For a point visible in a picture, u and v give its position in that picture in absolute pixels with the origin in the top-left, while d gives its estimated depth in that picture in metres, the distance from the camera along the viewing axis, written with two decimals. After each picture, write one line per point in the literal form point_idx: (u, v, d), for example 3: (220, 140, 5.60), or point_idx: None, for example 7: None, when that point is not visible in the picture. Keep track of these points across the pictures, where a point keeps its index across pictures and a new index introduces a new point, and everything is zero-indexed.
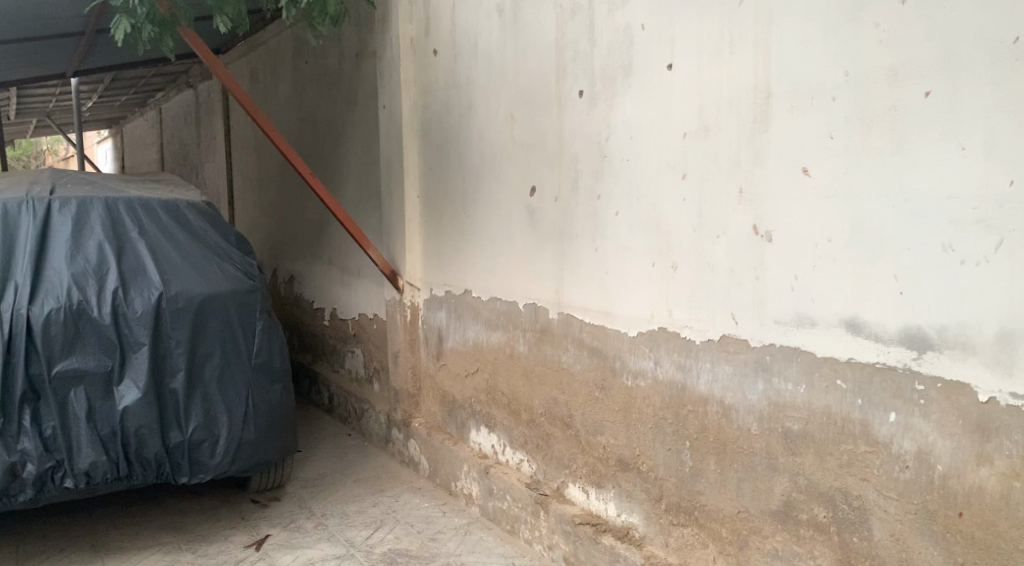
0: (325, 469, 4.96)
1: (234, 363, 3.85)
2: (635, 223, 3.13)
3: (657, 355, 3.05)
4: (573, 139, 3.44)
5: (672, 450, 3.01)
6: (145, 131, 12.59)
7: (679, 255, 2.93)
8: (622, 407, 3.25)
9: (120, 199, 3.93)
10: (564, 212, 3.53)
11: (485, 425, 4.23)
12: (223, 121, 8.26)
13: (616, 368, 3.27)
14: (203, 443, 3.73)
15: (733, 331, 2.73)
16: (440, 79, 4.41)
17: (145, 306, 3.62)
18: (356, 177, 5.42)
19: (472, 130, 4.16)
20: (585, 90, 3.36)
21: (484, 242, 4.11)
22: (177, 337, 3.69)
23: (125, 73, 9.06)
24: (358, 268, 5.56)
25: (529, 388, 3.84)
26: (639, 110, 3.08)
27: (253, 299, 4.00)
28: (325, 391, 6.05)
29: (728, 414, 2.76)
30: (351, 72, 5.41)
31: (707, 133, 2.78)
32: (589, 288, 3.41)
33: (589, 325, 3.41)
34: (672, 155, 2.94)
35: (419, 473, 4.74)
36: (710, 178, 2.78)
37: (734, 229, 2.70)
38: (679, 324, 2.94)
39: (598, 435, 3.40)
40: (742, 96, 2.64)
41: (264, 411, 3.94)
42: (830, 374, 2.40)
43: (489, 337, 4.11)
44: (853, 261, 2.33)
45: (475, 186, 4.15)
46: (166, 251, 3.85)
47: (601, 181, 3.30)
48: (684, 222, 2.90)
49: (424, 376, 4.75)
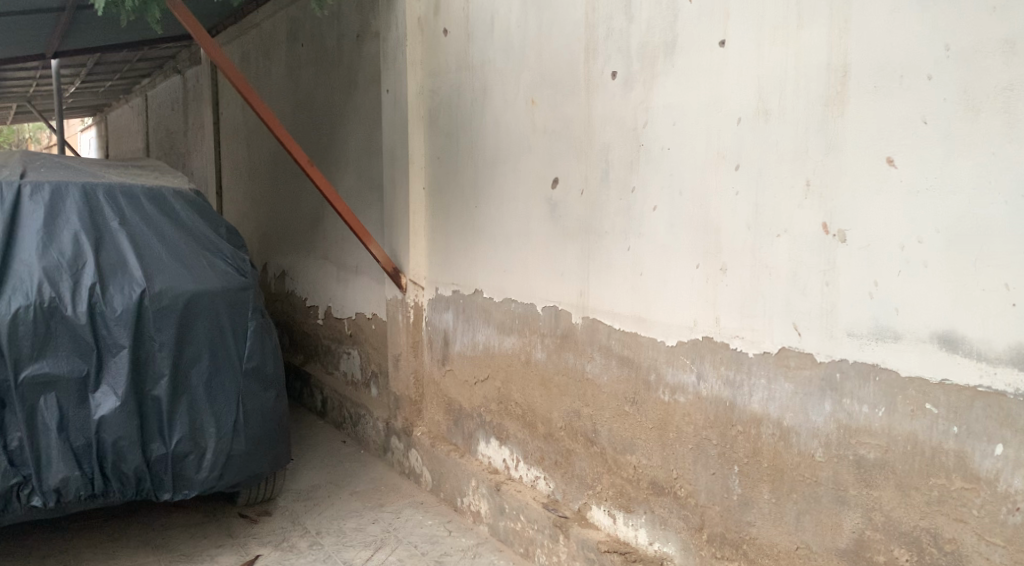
0: (319, 480, 4.61)
1: (224, 369, 3.51)
2: (676, 219, 2.80)
3: (701, 368, 2.72)
4: (604, 126, 3.11)
5: (717, 474, 2.68)
6: (131, 120, 12.19)
7: (730, 256, 2.60)
8: (656, 425, 2.92)
9: (99, 186, 3.56)
10: (590, 207, 3.20)
11: (495, 437, 3.89)
12: (212, 109, 7.87)
13: (650, 381, 2.94)
14: (188, 456, 3.39)
15: (794, 344, 2.41)
16: (450, 60, 4.07)
17: (126, 305, 3.27)
18: (355, 168, 5.07)
19: (485, 116, 3.82)
20: (620, 70, 3.02)
21: (497, 238, 3.77)
22: (161, 339, 3.34)
23: (110, 58, 8.66)
24: (356, 264, 5.21)
25: (547, 399, 3.51)
26: (684, 93, 2.75)
27: (245, 297, 3.65)
28: (318, 394, 5.71)
29: (787, 438, 2.44)
30: (351, 55, 5.06)
31: (768, 117, 2.46)
32: (619, 291, 3.08)
33: (619, 331, 3.08)
34: (723, 144, 2.61)
35: (421, 486, 4.41)
36: (771, 169, 2.46)
37: (799, 227, 2.38)
38: (727, 335, 2.62)
39: (628, 454, 3.07)
40: (812, 75, 2.33)
41: (255, 421, 3.60)
42: (917, 397, 2.10)
43: (502, 342, 3.77)
44: (950, 266, 2.03)
45: (489, 177, 3.80)
46: (150, 244, 3.49)
47: (636, 172, 2.97)
48: (737, 219, 2.57)
49: (428, 382, 4.41)
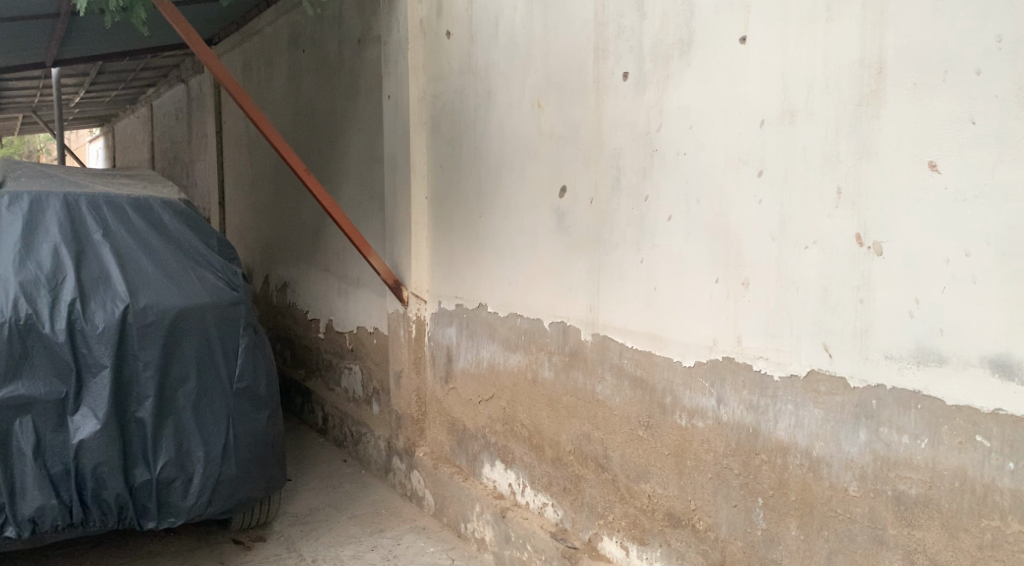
0: (317, 502, 4.41)
1: (214, 389, 3.32)
2: (693, 230, 2.60)
3: (721, 392, 2.52)
4: (615, 130, 2.91)
5: (739, 506, 2.47)
6: (137, 130, 12.10)
7: (753, 270, 2.40)
8: (673, 451, 2.71)
9: (81, 197, 3.39)
10: (600, 216, 3.00)
11: (500, 460, 3.69)
12: (214, 118, 7.72)
13: (666, 404, 2.73)
14: (174, 482, 3.20)
15: (825, 366, 2.21)
16: (453, 63, 3.88)
17: (108, 322, 3.08)
18: (357, 177, 4.89)
19: (489, 121, 3.62)
20: (632, 71, 2.83)
21: (502, 249, 3.58)
22: (146, 358, 3.15)
23: (112, 67, 8.53)
24: (357, 276, 5.03)
25: (555, 421, 3.30)
26: (701, 94, 2.55)
27: (237, 313, 3.45)
28: (319, 410, 5.52)
29: (817, 469, 2.23)
30: (352, 61, 4.88)
31: (795, 119, 2.26)
32: (632, 307, 2.87)
33: (632, 350, 2.87)
34: (745, 148, 2.41)
35: (423, 510, 4.20)
36: (798, 175, 2.26)
37: (830, 238, 2.18)
38: (750, 355, 2.42)
39: (642, 482, 2.86)
40: (843, 72, 2.13)
41: (247, 443, 3.41)
42: (966, 428, 1.89)
43: (507, 359, 3.57)
44: (1003, 282, 1.83)
45: (493, 185, 3.61)
46: (134, 257, 3.30)
47: (649, 179, 2.77)
48: (761, 230, 2.38)
49: (430, 400, 4.21)
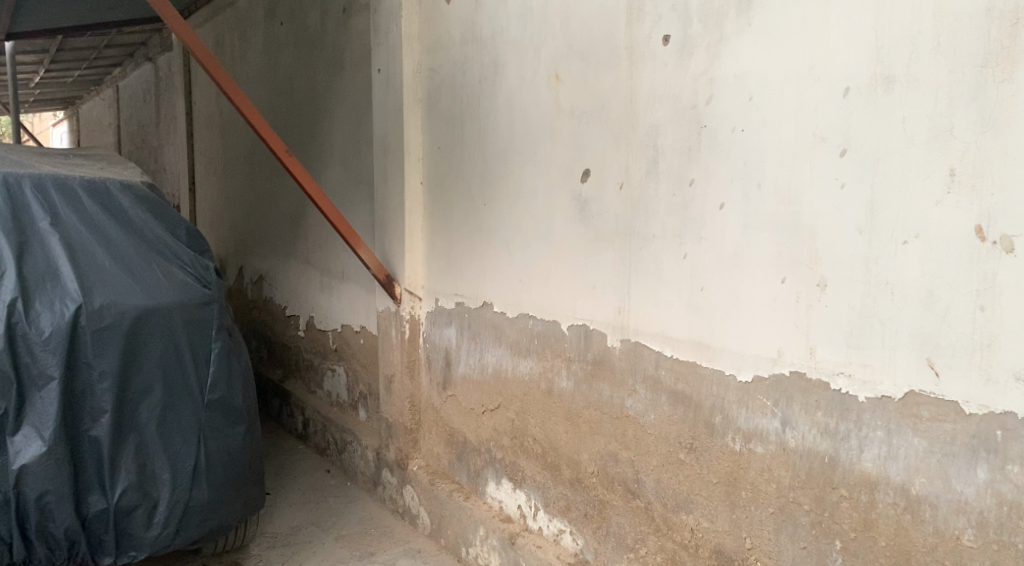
0: (299, 521, 3.98)
1: (181, 402, 2.88)
2: (752, 221, 2.20)
3: (788, 412, 2.13)
4: (653, 104, 2.49)
5: (810, 549, 2.10)
6: (102, 113, 11.48)
7: (833, 269, 2.01)
8: (723, 479, 2.32)
9: (25, 178, 2.87)
10: (630, 204, 2.59)
11: (508, 478, 3.28)
12: (184, 98, 7.20)
13: (715, 424, 2.33)
14: (135, 511, 2.76)
15: (928, 387, 1.84)
16: (454, 30, 3.43)
17: (55, 326, 2.63)
18: (342, 161, 4.44)
19: (496, 96, 3.19)
20: (674, 33, 2.41)
21: (510, 241, 3.15)
22: (101, 367, 2.70)
23: (74, 44, 7.96)
24: (342, 269, 4.58)
25: (575, 438, 2.90)
26: (764, 58, 2.15)
27: (209, 313, 3.01)
28: (299, 414, 5.08)
29: (917, 511, 1.88)
30: (336, 32, 4.42)
31: (892, 86, 1.88)
32: (671, 310, 2.46)
33: (671, 361, 2.47)
34: (822, 122, 2.01)
35: (418, 531, 3.79)
36: (896, 155, 1.88)
37: (940, 230, 1.81)
38: (826, 371, 2.04)
39: (683, 513, 2.46)
40: (963, 30, 1.76)
41: (220, 463, 2.98)
42: None
43: (517, 366, 3.15)
44: None
45: (500, 167, 3.18)
46: (88, 247, 2.83)
47: (695, 161, 2.35)
48: (843, 221, 1.98)
49: (426, 409, 3.78)
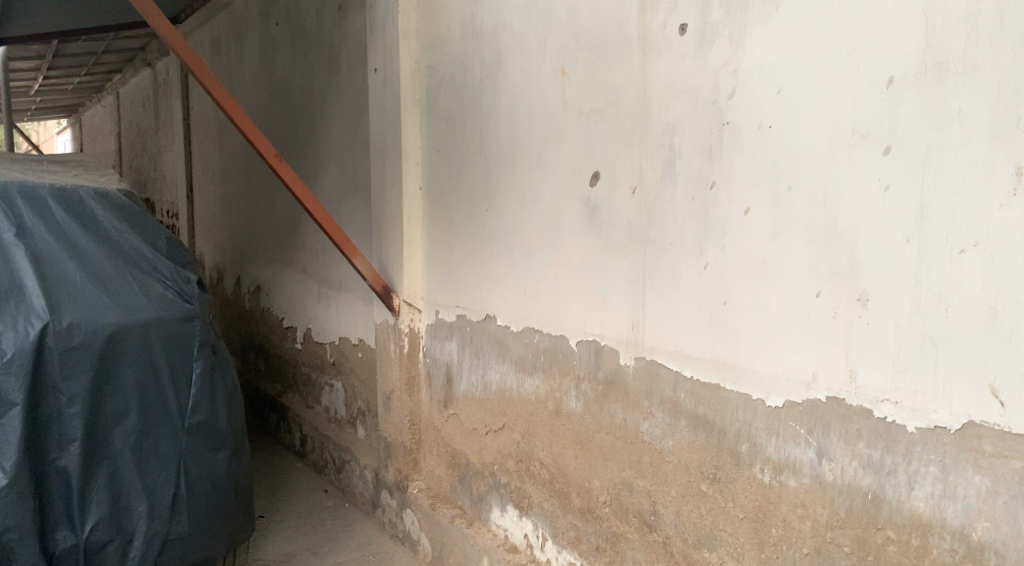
0: (294, 547, 3.75)
1: (159, 427, 2.68)
2: (783, 228, 1.96)
3: (824, 442, 1.91)
4: (669, 100, 2.26)
5: None
6: (104, 120, 11.32)
7: (877, 282, 1.78)
8: (751, 514, 2.09)
9: None
10: (644, 209, 2.36)
11: (513, 505, 3.05)
12: (181, 103, 6.99)
13: (740, 453, 2.10)
14: (109, 546, 2.55)
15: (992, 418, 1.64)
16: (453, 25, 3.21)
17: (19, 347, 2.41)
18: (338, 166, 4.23)
19: (498, 94, 2.97)
20: (693, 22, 2.18)
21: (513, 250, 2.93)
22: (70, 391, 2.49)
23: (70, 49, 7.77)
24: (340, 279, 4.36)
25: (585, 464, 2.67)
26: (794, 46, 1.92)
27: (190, 330, 2.80)
28: (296, 431, 4.87)
29: (979, 559, 1.67)
30: (332, 31, 4.21)
31: (945, 74, 1.67)
32: (689, 326, 2.23)
33: (691, 382, 2.23)
34: (863, 115, 1.79)
35: (419, 558, 3.56)
36: (952, 152, 1.67)
37: (1005, 238, 1.61)
38: (870, 397, 1.81)
39: (705, 550, 2.23)
40: None
41: (202, 492, 2.78)
42: None
43: (522, 385, 2.92)
44: None
45: (502, 171, 2.96)
46: (58, 261, 2.61)
47: (716, 161, 2.12)
48: (888, 227, 1.76)
49: (426, 428, 3.56)
